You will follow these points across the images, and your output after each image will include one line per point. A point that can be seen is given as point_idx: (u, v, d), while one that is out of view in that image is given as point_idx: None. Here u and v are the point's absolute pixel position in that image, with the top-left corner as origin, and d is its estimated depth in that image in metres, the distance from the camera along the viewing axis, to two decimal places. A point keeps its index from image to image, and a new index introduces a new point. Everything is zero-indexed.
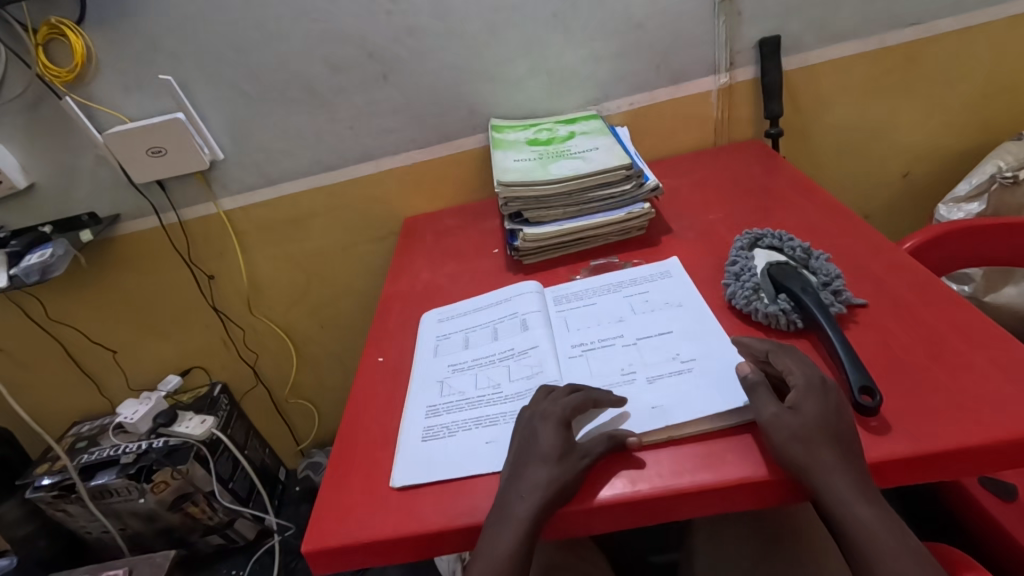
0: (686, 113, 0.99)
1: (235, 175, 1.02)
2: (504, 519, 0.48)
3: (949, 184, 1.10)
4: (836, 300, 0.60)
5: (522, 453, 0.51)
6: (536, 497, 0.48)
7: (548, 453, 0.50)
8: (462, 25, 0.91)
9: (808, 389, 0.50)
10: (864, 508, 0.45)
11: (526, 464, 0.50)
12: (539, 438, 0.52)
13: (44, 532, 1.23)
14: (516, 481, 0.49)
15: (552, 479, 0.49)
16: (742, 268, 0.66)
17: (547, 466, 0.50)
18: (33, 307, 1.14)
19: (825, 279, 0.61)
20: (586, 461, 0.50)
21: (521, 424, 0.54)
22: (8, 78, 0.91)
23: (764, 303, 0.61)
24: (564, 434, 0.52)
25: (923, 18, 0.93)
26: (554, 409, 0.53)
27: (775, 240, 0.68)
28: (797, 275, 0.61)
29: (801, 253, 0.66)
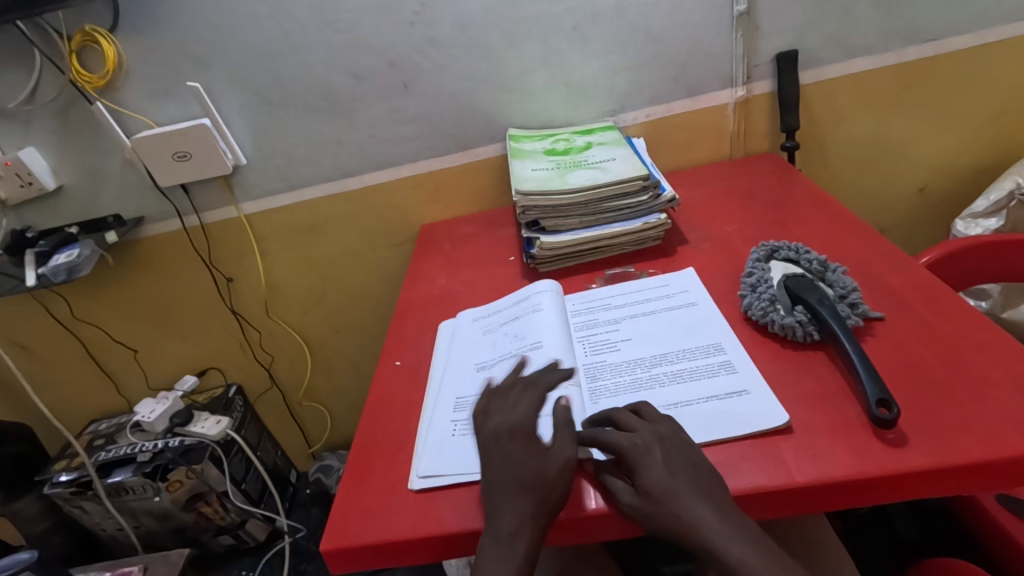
0: (701, 125, 1.00)
1: (257, 180, 1.04)
2: (500, 529, 0.48)
3: (966, 200, 1.10)
4: (853, 312, 0.60)
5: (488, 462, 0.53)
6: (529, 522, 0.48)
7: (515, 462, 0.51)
8: (483, 36, 0.93)
9: (650, 442, 0.50)
10: (740, 548, 0.45)
11: (497, 476, 0.51)
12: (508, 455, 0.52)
13: (60, 528, 1.25)
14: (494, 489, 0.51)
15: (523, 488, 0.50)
16: (758, 280, 0.66)
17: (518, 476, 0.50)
18: (57, 306, 1.16)
19: (841, 293, 0.62)
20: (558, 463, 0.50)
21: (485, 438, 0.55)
22: (42, 83, 0.94)
23: (780, 316, 0.61)
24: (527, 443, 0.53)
25: (941, 34, 0.94)
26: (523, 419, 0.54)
27: (789, 253, 0.69)
28: (814, 288, 0.62)
29: (817, 266, 0.66)
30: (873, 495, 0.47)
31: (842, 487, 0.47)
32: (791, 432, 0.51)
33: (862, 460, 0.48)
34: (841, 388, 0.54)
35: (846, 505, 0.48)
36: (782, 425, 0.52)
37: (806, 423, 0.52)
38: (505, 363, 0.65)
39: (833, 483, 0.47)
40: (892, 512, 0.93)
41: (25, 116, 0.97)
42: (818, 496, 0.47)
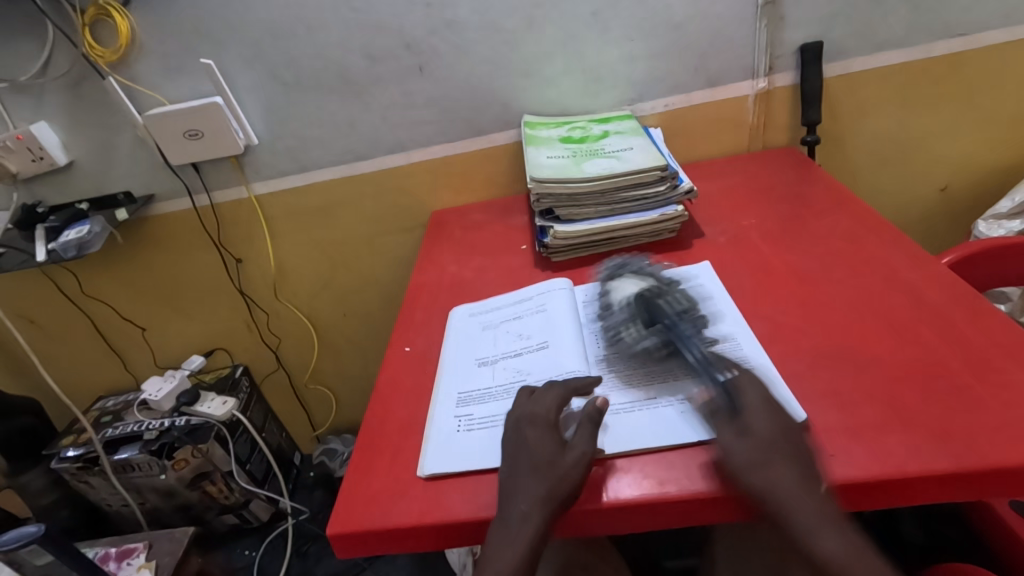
0: (720, 117, 0.98)
1: (268, 161, 1.03)
2: (507, 528, 0.47)
3: (987, 202, 1.08)
4: (697, 326, 0.61)
5: (512, 456, 0.52)
6: (539, 509, 0.47)
7: (541, 456, 0.50)
8: (501, 19, 0.91)
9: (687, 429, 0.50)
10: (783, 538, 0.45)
11: (520, 468, 0.50)
12: (528, 442, 0.52)
13: (66, 502, 1.26)
14: (520, 478, 0.50)
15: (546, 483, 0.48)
16: (604, 304, 0.68)
17: (542, 470, 0.49)
18: (67, 282, 1.16)
19: (672, 308, 0.62)
20: (582, 457, 0.50)
21: (512, 429, 0.54)
22: (54, 57, 0.93)
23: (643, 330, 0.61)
24: (554, 437, 0.52)
25: (971, 30, 0.91)
26: (542, 413, 0.54)
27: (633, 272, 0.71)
28: (663, 308, 0.62)
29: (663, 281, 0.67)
30: (888, 498, 0.46)
31: (860, 488, 0.46)
32: (808, 430, 0.50)
33: (882, 461, 0.46)
34: (861, 389, 0.53)
35: (864, 505, 0.47)
36: (799, 423, 0.51)
37: (823, 422, 0.51)
38: (509, 365, 0.64)
39: (853, 485, 0.46)
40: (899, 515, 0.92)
41: (37, 89, 0.96)
42: (836, 497, 0.46)
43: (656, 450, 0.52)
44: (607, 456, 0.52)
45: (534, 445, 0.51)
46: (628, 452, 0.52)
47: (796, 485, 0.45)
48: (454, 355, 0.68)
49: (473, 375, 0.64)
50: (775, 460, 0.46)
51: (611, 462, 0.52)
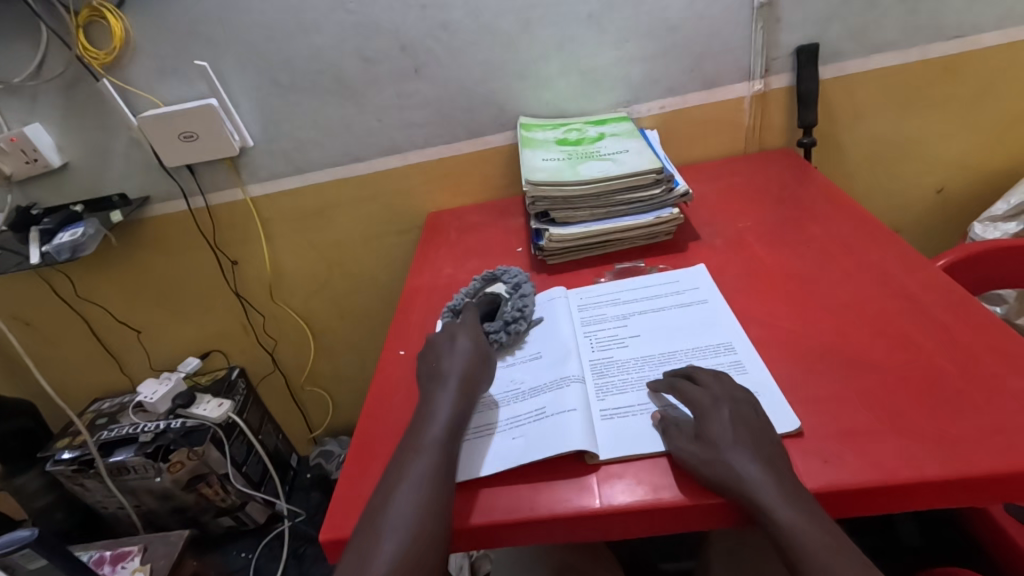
0: (717, 119, 0.98)
1: (264, 163, 1.03)
2: (429, 415, 0.54)
3: (983, 204, 1.08)
4: (502, 332, 0.66)
5: (436, 350, 0.61)
6: (454, 403, 0.55)
7: (470, 345, 0.60)
8: (497, 21, 0.90)
9: (713, 401, 0.52)
10: (791, 512, 0.44)
11: (449, 349, 0.60)
12: (453, 349, 0.60)
13: (61, 505, 1.25)
14: (449, 359, 0.59)
15: (473, 360, 0.59)
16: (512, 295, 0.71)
17: (469, 354, 0.59)
18: (61, 284, 1.16)
19: (512, 317, 0.67)
20: (477, 357, 0.60)
21: (433, 343, 0.62)
22: (48, 58, 0.92)
23: (474, 307, 0.68)
24: (476, 337, 0.62)
25: (967, 32, 0.91)
26: (469, 325, 0.63)
27: (514, 279, 0.74)
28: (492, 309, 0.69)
29: (523, 292, 0.72)
30: (885, 505, 0.46)
31: (855, 494, 0.46)
32: (802, 437, 0.50)
33: (876, 467, 0.46)
34: (857, 394, 0.53)
35: (863, 511, 0.47)
36: (794, 430, 0.51)
37: (818, 429, 0.51)
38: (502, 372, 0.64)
39: (846, 492, 0.46)
40: (896, 519, 0.92)
41: (30, 91, 0.95)
42: (831, 503, 0.47)
43: (649, 456, 0.52)
44: (603, 460, 0.52)
45: (463, 335, 0.62)
46: (621, 458, 0.52)
47: (758, 471, 0.46)
48: None
49: None
50: (735, 446, 0.48)
51: (607, 466, 0.52)
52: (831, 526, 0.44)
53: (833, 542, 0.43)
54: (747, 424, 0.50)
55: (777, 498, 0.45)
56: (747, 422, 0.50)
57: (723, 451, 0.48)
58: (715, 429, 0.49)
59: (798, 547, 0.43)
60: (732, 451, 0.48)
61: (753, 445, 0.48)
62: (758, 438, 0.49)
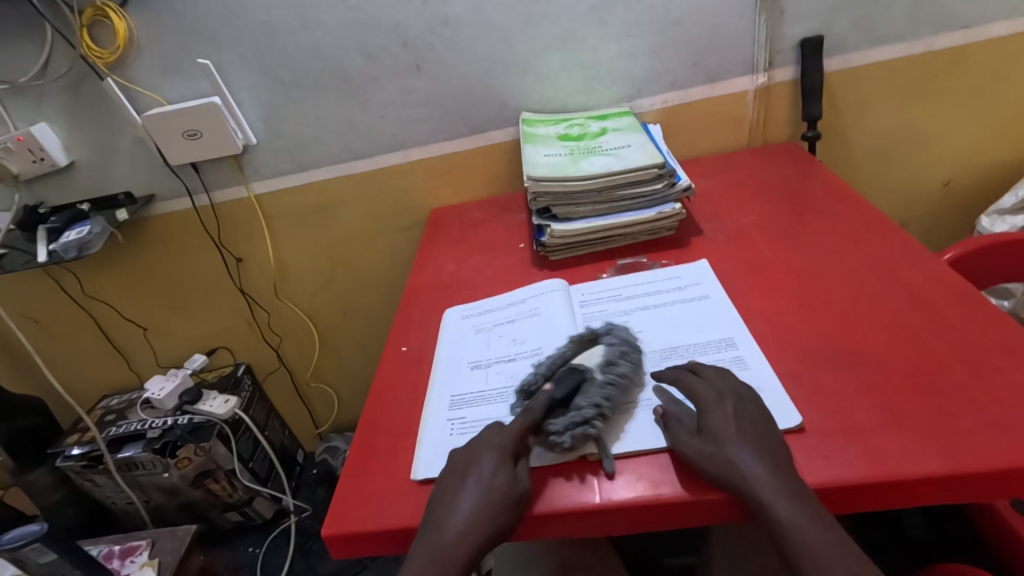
0: (720, 113, 0.97)
1: (267, 160, 1.03)
2: (443, 536, 0.47)
3: (990, 197, 1.06)
4: (568, 433, 0.52)
5: (454, 473, 0.51)
6: (473, 542, 0.46)
7: (488, 483, 0.48)
8: (498, 17, 0.90)
9: (714, 396, 0.52)
10: (790, 507, 0.44)
11: (458, 482, 0.50)
12: (479, 471, 0.50)
13: (72, 501, 1.27)
14: (453, 505, 0.49)
15: (479, 513, 0.47)
16: (619, 375, 0.56)
17: (482, 496, 0.48)
18: (69, 282, 1.17)
19: (584, 412, 0.53)
20: (496, 501, 0.47)
21: (457, 456, 0.52)
22: (53, 58, 0.93)
23: (554, 391, 0.55)
24: (505, 466, 0.49)
25: (974, 23, 0.90)
26: (501, 438, 0.52)
27: (617, 349, 0.59)
28: (575, 387, 0.56)
29: (617, 378, 0.56)
30: (884, 501, 0.46)
31: (855, 489, 0.46)
32: (802, 432, 0.50)
33: (877, 462, 0.46)
34: (858, 389, 0.53)
35: (864, 507, 0.47)
36: (794, 425, 0.50)
37: (818, 424, 0.51)
38: (502, 369, 0.64)
39: (846, 487, 0.46)
40: (903, 515, 0.92)
41: (36, 91, 0.96)
42: (831, 498, 0.46)
43: (649, 451, 0.52)
44: (602, 456, 0.52)
45: (479, 469, 0.50)
46: (620, 454, 0.52)
47: (755, 464, 0.46)
48: (448, 357, 0.68)
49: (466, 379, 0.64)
50: (734, 441, 0.48)
51: (606, 462, 0.52)
52: (829, 521, 0.44)
53: (829, 537, 0.43)
54: (749, 417, 0.50)
55: (776, 492, 0.45)
56: (748, 416, 0.50)
57: (724, 446, 0.48)
58: (717, 422, 0.50)
59: (796, 541, 0.43)
60: (732, 446, 0.48)
61: (754, 440, 0.48)
62: (758, 431, 0.49)
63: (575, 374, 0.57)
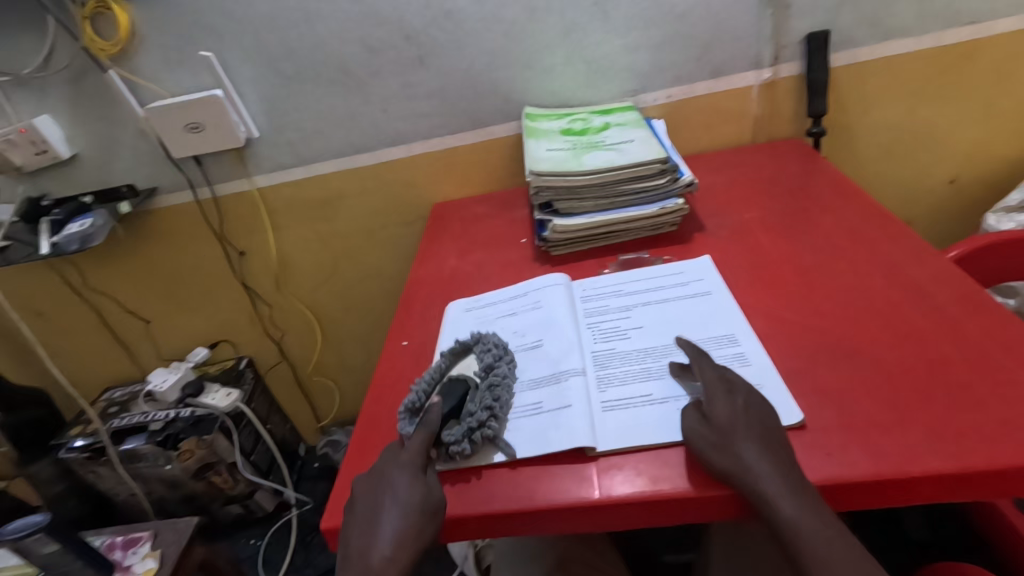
0: (724, 108, 0.97)
1: (269, 153, 1.03)
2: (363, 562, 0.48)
3: (996, 195, 1.06)
4: (466, 442, 0.53)
5: (369, 501, 0.51)
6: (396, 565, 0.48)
7: (404, 501, 0.49)
8: (501, 10, 0.89)
9: (719, 390, 0.52)
10: (793, 504, 0.44)
11: (376, 510, 0.50)
12: (394, 490, 0.50)
13: (75, 492, 1.28)
14: (372, 534, 0.49)
15: (402, 535, 0.48)
16: (495, 380, 0.59)
17: (399, 517, 0.49)
18: (72, 274, 1.17)
19: (475, 418, 0.54)
20: (416, 515, 0.49)
21: (369, 476, 0.53)
22: (56, 50, 0.93)
23: (442, 403, 0.56)
24: (419, 480, 0.51)
25: (983, 17, 0.89)
26: (408, 460, 0.52)
27: (490, 357, 0.62)
28: (458, 394, 0.57)
29: (494, 379, 0.59)
30: (886, 498, 0.46)
31: (857, 487, 0.45)
32: (805, 429, 0.50)
33: (879, 460, 0.46)
34: (860, 386, 0.52)
35: (867, 506, 0.47)
36: (797, 422, 0.50)
37: (821, 421, 0.50)
38: None
39: (850, 484, 0.45)
40: (904, 512, 0.92)
41: (39, 83, 0.96)
42: (834, 497, 0.46)
43: (651, 447, 0.51)
44: (604, 452, 0.52)
45: (395, 489, 0.50)
46: (621, 450, 0.51)
47: (758, 460, 0.46)
48: None
49: (467, 372, 0.64)
50: (738, 436, 0.48)
51: (608, 458, 0.52)
52: (832, 518, 0.44)
53: (831, 534, 0.43)
54: (754, 412, 0.50)
55: (779, 489, 0.44)
56: (753, 411, 0.50)
57: (730, 441, 0.48)
58: (724, 416, 0.49)
59: (798, 538, 0.43)
60: (737, 441, 0.47)
61: (758, 435, 0.48)
62: (762, 427, 0.49)
63: (463, 381, 0.59)
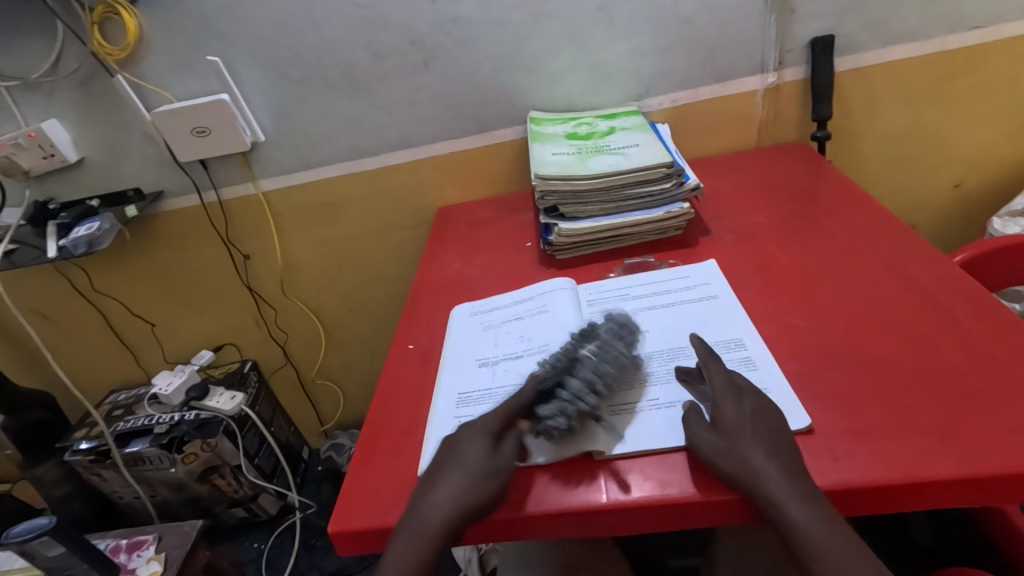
0: (729, 113, 0.97)
1: (275, 157, 1.04)
2: (422, 515, 0.49)
3: (1001, 198, 1.06)
4: (560, 415, 0.52)
5: (442, 461, 0.53)
6: (451, 515, 0.48)
7: (472, 463, 0.51)
8: (507, 15, 0.90)
9: (727, 393, 0.52)
10: (802, 509, 0.44)
11: (444, 469, 0.51)
12: (461, 449, 0.52)
13: (79, 495, 1.28)
14: (435, 486, 0.50)
15: (466, 489, 0.49)
16: (617, 356, 0.57)
17: (469, 473, 0.50)
18: (78, 278, 1.18)
19: (574, 393, 0.53)
20: (482, 474, 0.50)
21: (446, 439, 0.55)
22: (65, 54, 0.94)
23: (541, 377, 0.56)
24: (489, 443, 0.52)
25: (989, 22, 0.89)
26: (488, 424, 0.53)
27: (613, 334, 0.60)
28: (561, 370, 0.56)
29: (615, 358, 0.56)
30: (892, 504, 0.46)
31: (864, 492, 0.45)
32: (812, 434, 0.50)
33: (887, 465, 0.46)
34: (867, 391, 0.52)
35: (874, 510, 0.46)
36: (804, 427, 0.50)
37: (827, 426, 0.50)
38: (510, 367, 0.64)
39: (857, 489, 0.45)
40: (911, 518, 0.91)
41: (48, 87, 0.97)
42: (841, 502, 0.46)
43: (658, 452, 0.51)
44: (611, 456, 0.52)
45: (467, 451, 0.52)
46: (628, 454, 0.51)
47: (766, 464, 0.46)
48: (455, 354, 0.68)
49: (474, 376, 0.64)
50: (745, 440, 0.48)
51: (615, 462, 0.51)
52: (840, 523, 0.44)
53: (840, 540, 0.43)
54: (762, 416, 0.50)
55: (787, 493, 0.44)
56: (760, 415, 0.50)
57: (739, 446, 0.48)
58: (732, 421, 0.49)
59: (806, 543, 0.43)
60: (744, 446, 0.48)
61: (765, 439, 0.48)
62: (769, 431, 0.48)
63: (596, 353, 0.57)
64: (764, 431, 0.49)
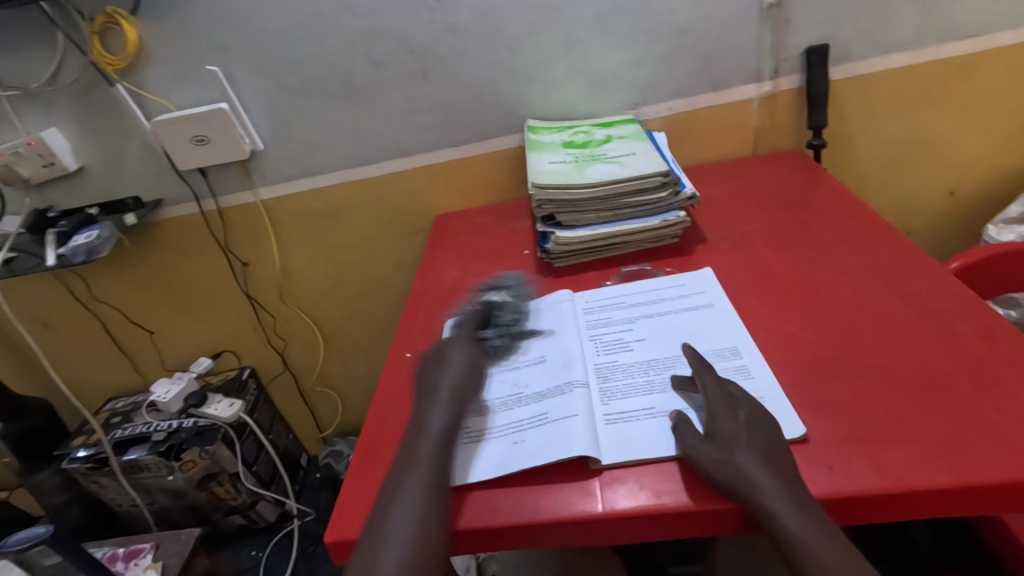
0: (725, 121, 0.97)
1: (273, 165, 1.04)
2: (422, 422, 0.56)
3: (995, 205, 1.06)
4: (502, 335, 0.68)
5: (432, 366, 0.62)
6: (445, 411, 0.56)
7: (462, 359, 0.61)
8: (504, 24, 0.91)
9: (722, 402, 0.52)
10: (797, 518, 0.44)
11: (438, 369, 0.61)
12: (447, 355, 0.62)
13: (76, 503, 1.28)
14: (435, 385, 0.59)
15: (460, 375, 0.60)
16: (517, 306, 0.72)
17: (459, 367, 0.61)
18: (77, 285, 1.18)
19: (506, 323, 0.69)
20: (467, 363, 0.61)
21: (430, 354, 0.64)
22: (65, 64, 0.94)
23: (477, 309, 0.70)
24: (467, 345, 0.64)
25: (981, 31, 0.90)
26: (457, 337, 0.65)
27: (513, 291, 0.75)
28: (488, 312, 0.70)
29: (518, 302, 0.73)
30: (887, 513, 0.46)
31: (858, 501, 0.45)
32: (808, 443, 0.50)
33: (883, 474, 0.46)
34: (862, 399, 0.52)
35: (870, 519, 0.47)
36: (800, 436, 0.50)
37: (822, 435, 0.50)
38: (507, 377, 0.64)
39: (852, 499, 0.46)
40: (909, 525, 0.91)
41: (48, 97, 0.97)
42: (837, 511, 0.46)
43: (654, 461, 0.51)
44: (608, 465, 0.52)
45: (453, 353, 0.63)
46: (624, 463, 0.52)
47: (761, 472, 0.46)
48: None
49: None
50: (741, 448, 0.48)
51: (612, 471, 0.52)
52: (835, 532, 0.44)
53: (836, 550, 0.43)
54: (758, 425, 0.50)
55: (782, 503, 0.45)
56: (756, 425, 0.50)
57: (735, 455, 0.48)
58: (727, 430, 0.50)
59: (802, 553, 0.43)
60: (740, 455, 0.48)
61: (761, 448, 0.48)
62: (764, 441, 0.49)
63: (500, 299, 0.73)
64: (761, 440, 0.49)
